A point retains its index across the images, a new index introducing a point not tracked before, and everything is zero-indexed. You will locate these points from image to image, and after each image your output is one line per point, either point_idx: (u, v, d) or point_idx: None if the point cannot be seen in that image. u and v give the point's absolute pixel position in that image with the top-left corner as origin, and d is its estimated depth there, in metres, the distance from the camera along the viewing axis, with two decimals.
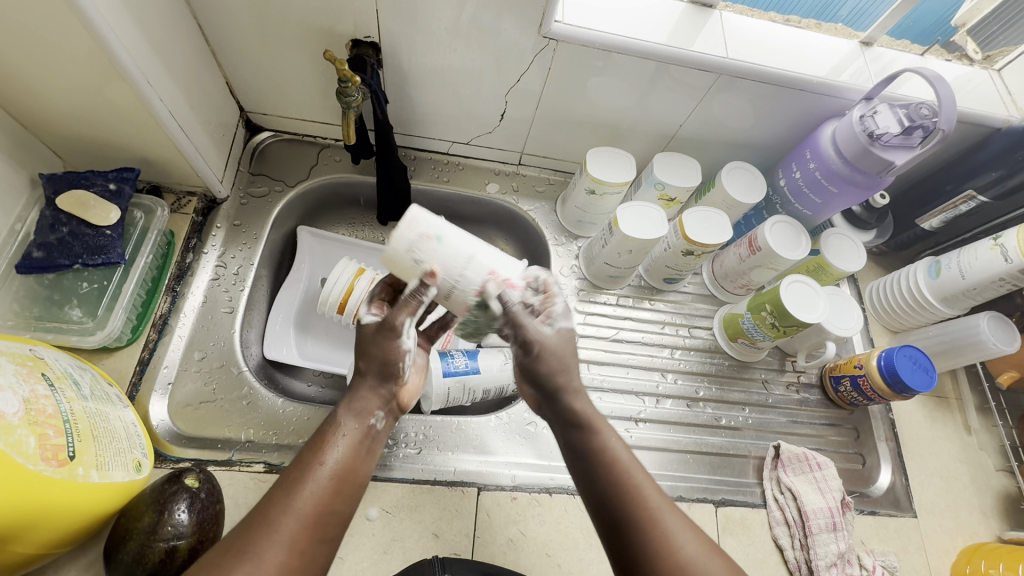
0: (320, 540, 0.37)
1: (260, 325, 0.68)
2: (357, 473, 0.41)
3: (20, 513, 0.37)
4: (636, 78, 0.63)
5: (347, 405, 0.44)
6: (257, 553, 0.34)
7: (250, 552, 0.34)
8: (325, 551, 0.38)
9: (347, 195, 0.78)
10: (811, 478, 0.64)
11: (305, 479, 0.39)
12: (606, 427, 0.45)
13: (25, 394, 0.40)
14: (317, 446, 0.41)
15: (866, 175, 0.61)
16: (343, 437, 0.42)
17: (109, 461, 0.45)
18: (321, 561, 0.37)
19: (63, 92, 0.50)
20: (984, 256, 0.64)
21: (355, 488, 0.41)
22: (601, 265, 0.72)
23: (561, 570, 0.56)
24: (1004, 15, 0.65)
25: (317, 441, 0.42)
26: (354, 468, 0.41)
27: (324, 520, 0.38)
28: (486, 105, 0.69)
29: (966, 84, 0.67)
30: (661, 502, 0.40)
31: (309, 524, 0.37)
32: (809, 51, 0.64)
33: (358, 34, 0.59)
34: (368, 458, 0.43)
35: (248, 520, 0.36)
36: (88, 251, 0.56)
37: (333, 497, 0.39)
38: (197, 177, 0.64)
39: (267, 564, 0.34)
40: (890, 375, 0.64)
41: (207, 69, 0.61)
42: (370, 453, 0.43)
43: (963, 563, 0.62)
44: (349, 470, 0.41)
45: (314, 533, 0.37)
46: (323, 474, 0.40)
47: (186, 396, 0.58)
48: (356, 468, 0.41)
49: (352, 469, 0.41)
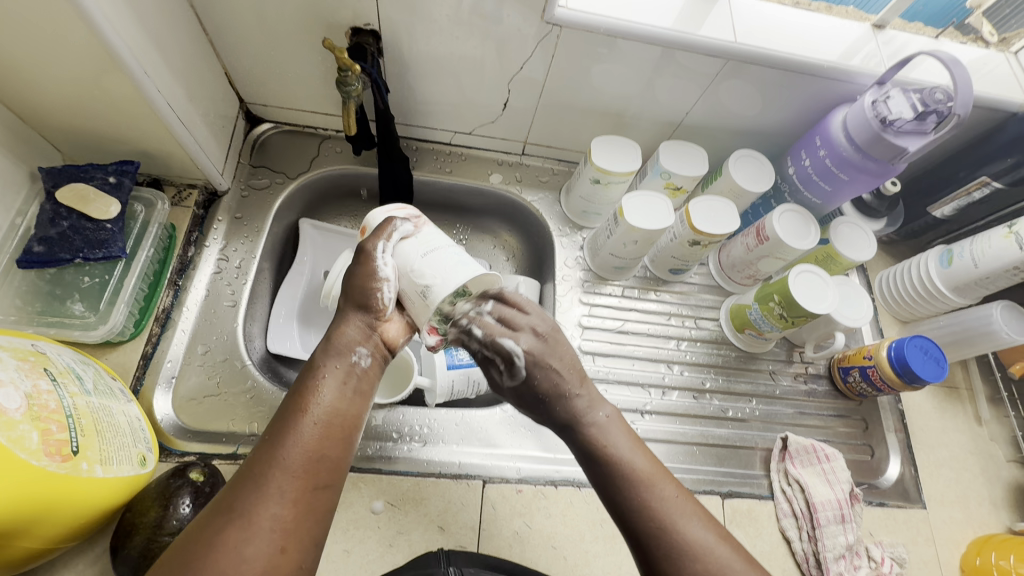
0: (315, 487, 0.37)
1: (263, 318, 0.68)
2: (345, 415, 0.40)
3: (24, 508, 0.37)
4: (642, 64, 0.61)
5: (327, 349, 0.43)
6: (247, 512, 0.34)
7: (239, 513, 0.34)
8: (324, 497, 0.37)
9: (349, 187, 0.77)
10: (819, 470, 0.63)
11: (289, 430, 0.38)
12: (624, 445, 0.45)
13: (28, 389, 0.40)
14: (299, 394, 0.40)
15: (878, 162, 0.59)
16: (324, 382, 0.41)
17: (114, 456, 0.45)
18: (323, 507, 0.37)
19: (60, 84, 0.50)
20: (998, 244, 0.63)
21: (346, 431, 0.40)
22: (606, 256, 0.71)
23: (567, 562, 0.56)
24: None
25: (298, 389, 0.40)
26: (341, 411, 0.40)
27: (315, 468, 0.37)
28: (488, 94, 0.67)
29: (981, 67, 0.65)
30: (688, 515, 0.41)
31: (300, 475, 0.36)
32: (819, 34, 0.62)
33: (358, 22, 0.58)
34: (357, 397, 0.42)
35: (236, 479, 0.36)
36: (89, 245, 0.55)
37: (322, 445, 0.38)
38: (197, 169, 0.63)
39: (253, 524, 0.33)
40: (900, 366, 0.63)
41: (205, 59, 0.60)
42: (359, 392, 0.42)
43: (973, 554, 0.62)
44: (336, 413, 0.40)
45: (307, 483, 0.36)
46: (307, 424, 0.38)
47: (190, 390, 0.58)
48: (343, 411, 0.40)
49: (338, 412, 0.40)
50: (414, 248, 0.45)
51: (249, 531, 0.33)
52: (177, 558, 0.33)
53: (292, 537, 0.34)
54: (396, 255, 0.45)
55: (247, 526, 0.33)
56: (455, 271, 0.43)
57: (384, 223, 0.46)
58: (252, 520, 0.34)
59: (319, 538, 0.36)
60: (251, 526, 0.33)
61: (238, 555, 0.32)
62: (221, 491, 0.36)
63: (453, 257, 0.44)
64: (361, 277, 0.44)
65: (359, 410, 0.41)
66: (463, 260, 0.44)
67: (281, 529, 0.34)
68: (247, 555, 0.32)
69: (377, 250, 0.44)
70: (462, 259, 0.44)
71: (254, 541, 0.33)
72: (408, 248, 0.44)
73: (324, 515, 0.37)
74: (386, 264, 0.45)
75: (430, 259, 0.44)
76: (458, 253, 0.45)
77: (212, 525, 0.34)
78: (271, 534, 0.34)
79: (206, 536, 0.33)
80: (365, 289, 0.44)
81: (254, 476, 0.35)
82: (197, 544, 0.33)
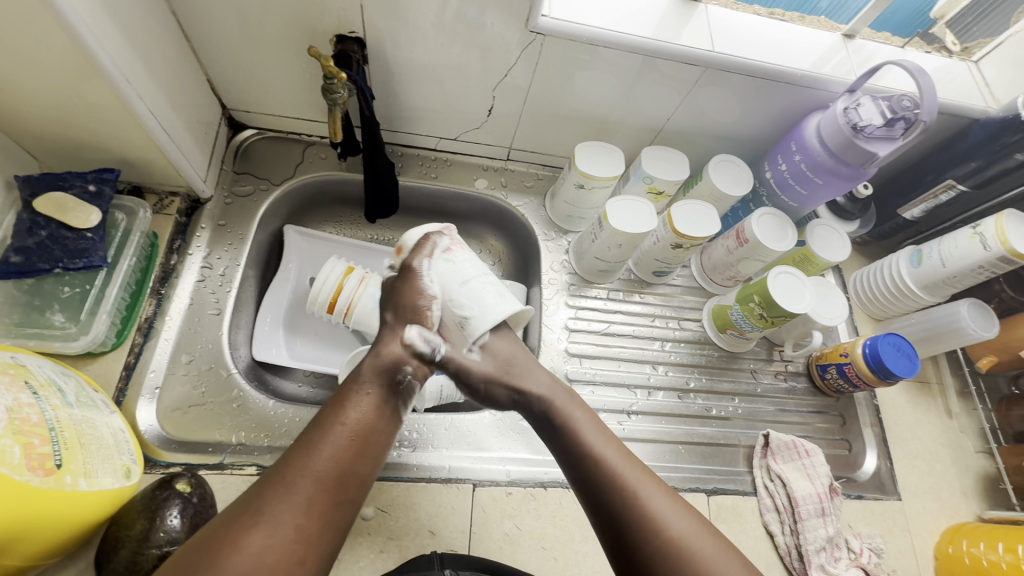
0: (339, 502, 0.39)
1: (248, 326, 0.67)
2: (379, 434, 0.43)
3: (9, 525, 0.37)
4: (623, 71, 0.63)
5: (374, 361, 0.46)
6: (272, 516, 0.36)
7: (264, 517, 0.36)
8: (345, 512, 0.39)
9: (334, 193, 0.77)
10: (800, 465, 0.65)
11: (324, 440, 0.41)
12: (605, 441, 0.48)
13: (9, 402, 0.39)
14: (340, 404, 0.43)
15: (850, 167, 0.61)
16: (364, 398, 0.44)
17: (98, 469, 0.44)
18: (342, 522, 0.39)
19: (37, 91, 0.49)
20: (964, 244, 0.66)
21: (376, 448, 0.43)
22: (591, 259, 0.72)
23: (558, 563, 0.56)
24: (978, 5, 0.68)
25: (339, 398, 0.44)
26: (376, 428, 0.43)
27: (342, 483, 0.40)
28: (473, 100, 0.68)
29: (945, 75, 0.68)
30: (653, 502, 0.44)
31: (326, 487, 0.39)
32: (792, 43, 0.64)
33: (342, 30, 0.58)
34: (393, 416, 0.45)
35: (268, 479, 0.38)
36: (69, 255, 0.54)
37: (352, 458, 0.41)
38: (179, 177, 0.63)
39: (277, 531, 0.36)
40: (875, 362, 0.65)
41: (187, 66, 0.60)
42: (395, 413, 0.45)
43: (946, 542, 0.65)
44: (371, 429, 0.43)
45: (332, 497, 0.39)
46: (342, 436, 0.41)
47: (175, 400, 0.57)
48: (379, 427, 0.43)
49: (373, 430, 0.43)
50: (455, 279, 0.49)
51: (273, 537, 0.35)
52: (198, 552, 0.35)
53: (311, 549, 0.37)
54: (437, 273, 0.50)
55: (271, 531, 0.36)
56: (493, 304, 0.49)
57: (422, 239, 0.51)
58: (275, 526, 0.36)
59: (333, 554, 0.38)
60: (276, 531, 0.36)
61: (258, 560, 0.34)
62: (252, 490, 0.38)
63: (488, 288, 0.50)
64: (411, 294, 0.49)
65: (392, 431, 0.44)
66: (498, 293, 0.50)
67: (301, 539, 0.36)
68: (267, 561, 0.35)
69: (426, 268, 0.49)
70: (496, 291, 0.51)
71: (277, 547, 0.35)
72: (448, 275, 0.49)
73: (341, 530, 0.39)
74: (430, 283, 0.49)
75: (469, 287, 0.49)
76: (492, 284, 0.51)
77: (237, 524, 0.36)
78: (292, 543, 0.36)
79: (230, 537, 0.35)
80: (412, 310, 0.48)
81: (285, 483, 0.38)
82: (219, 544, 0.35)
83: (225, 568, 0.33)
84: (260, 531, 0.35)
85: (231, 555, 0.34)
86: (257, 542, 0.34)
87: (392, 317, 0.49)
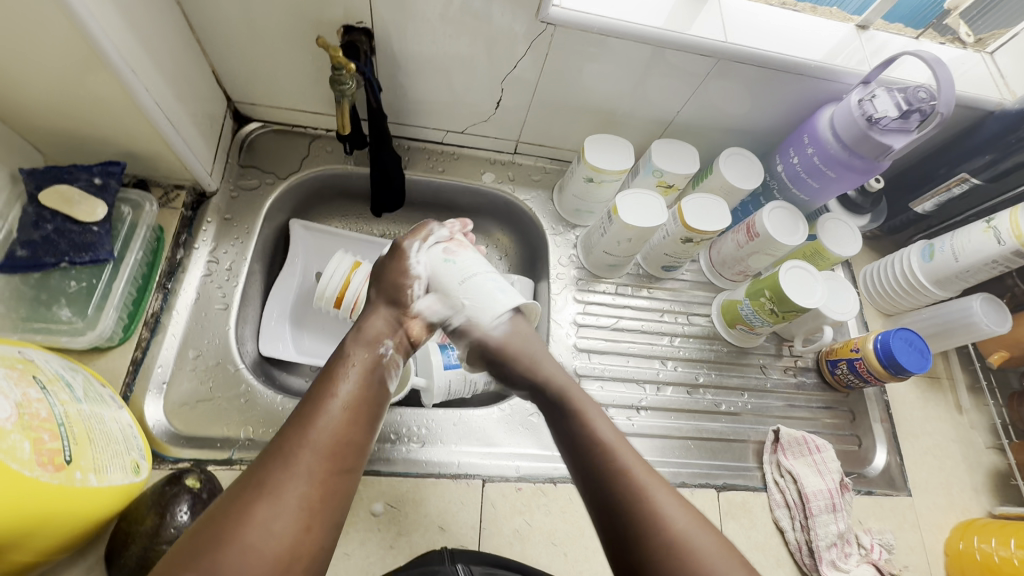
0: (340, 471, 0.39)
1: (254, 320, 0.67)
2: (371, 401, 0.43)
3: (18, 522, 0.36)
4: (633, 63, 0.62)
5: (357, 335, 0.47)
6: (275, 489, 0.36)
7: (268, 490, 0.36)
8: (346, 481, 0.39)
9: (340, 187, 0.77)
10: (810, 460, 0.65)
11: (317, 412, 0.40)
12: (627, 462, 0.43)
13: (18, 397, 0.38)
14: (329, 377, 0.43)
15: (865, 160, 0.61)
16: (353, 367, 0.44)
17: (107, 465, 0.44)
18: (345, 490, 0.39)
19: (43, 83, 0.48)
20: (978, 238, 0.65)
21: (371, 417, 0.43)
22: (600, 254, 0.71)
23: (567, 558, 0.56)
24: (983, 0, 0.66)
25: (328, 371, 0.44)
26: (367, 397, 0.43)
27: (341, 452, 0.39)
28: (480, 93, 0.67)
29: (959, 68, 0.67)
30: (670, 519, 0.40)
31: (326, 457, 0.38)
32: (805, 34, 0.63)
33: (350, 20, 0.58)
34: (381, 384, 0.45)
35: (265, 456, 0.38)
36: (75, 248, 0.54)
37: (349, 427, 0.41)
38: (185, 170, 0.62)
39: (281, 501, 0.35)
40: (886, 358, 0.65)
41: (192, 57, 0.59)
42: (381, 381, 0.45)
43: (957, 539, 0.64)
44: (362, 399, 0.43)
45: (333, 465, 0.39)
46: (336, 407, 0.41)
47: (182, 395, 0.57)
48: (369, 397, 0.43)
49: (365, 397, 0.43)
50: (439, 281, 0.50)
51: (278, 507, 0.35)
52: (204, 534, 0.34)
53: (317, 516, 0.36)
54: (435, 271, 0.51)
55: (275, 503, 0.35)
56: (491, 298, 0.49)
57: (421, 227, 0.54)
58: (278, 497, 0.36)
59: (340, 521, 0.38)
60: (280, 502, 0.35)
61: (266, 530, 0.34)
62: (250, 469, 0.38)
63: (489, 285, 0.50)
64: (397, 273, 0.51)
65: (382, 398, 0.44)
66: (499, 289, 0.50)
67: (307, 508, 0.36)
68: (275, 530, 0.34)
69: (413, 251, 0.52)
70: (496, 285, 0.50)
71: (283, 518, 0.35)
72: (447, 277, 0.50)
73: (346, 497, 0.39)
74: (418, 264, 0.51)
75: (470, 286, 0.49)
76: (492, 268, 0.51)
77: (240, 500, 0.35)
78: (297, 512, 0.36)
79: (234, 512, 0.35)
80: (399, 285, 0.50)
81: (284, 456, 0.38)
82: (223, 520, 0.34)
83: (235, 544, 0.33)
84: (266, 503, 0.35)
85: (239, 530, 0.34)
86: (263, 514, 0.34)
87: (376, 295, 0.51)
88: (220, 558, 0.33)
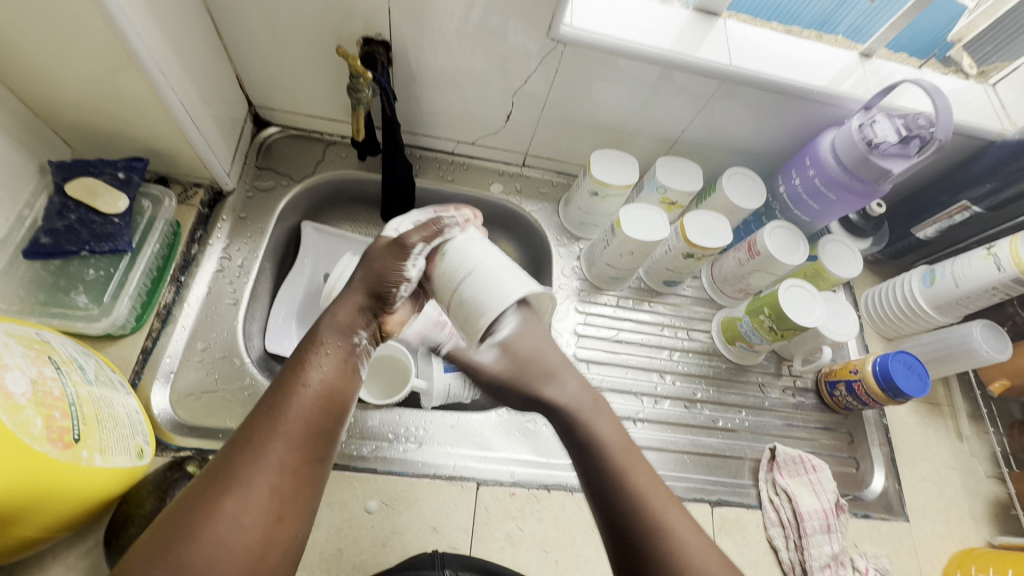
0: (311, 461, 0.39)
1: (262, 317, 0.68)
2: (342, 390, 0.43)
3: (23, 495, 0.37)
4: (641, 83, 0.64)
5: (333, 324, 0.47)
6: (245, 481, 0.36)
7: (238, 482, 0.36)
8: (318, 470, 0.40)
9: (351, 192, 0.79)
10: (806, 480, 0.65)
11: (289, 402, 0.40)
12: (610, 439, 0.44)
13: (33, 374, 0.40)
14: (298, 365, 0.43)
15: (864, 183, 0.62)
16: (325, 357, 0.44)
17: (112, 446, 0.45)
18: (316, 479, 0.40)
19: (76, 81, 0.51)
20: (978, 265, 0.66)
21: (341, 406, 0.43)
22: (602, 266, 0.73)
23: (558, 566, 0.56)
24: (996, 34, 0.68)
25: (297, 360, 0.44)
26: (338, 385, 0.43)
27: (312, 442, 0.40)
28: (492, 107, 0.70)
29: (962, 99, 0.69)
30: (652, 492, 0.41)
31: (299, 447, 0.39)
32: (810, 60, 0.65)
33: (369, 33, 0.60)
34: (354, 373, 0.45)
35: (234, 445, 0.38)
36: (96, 238, 0.56)
37: (320, 417, 0.41)
38: (204, 169, 0.64)
39: (250, 493, 0.36)
40: (884, 380, 0.65)
41: (218, 62, 0.62)
42: (353, 369, 0.45)
43: (954, 567, 0.63)
44: (334, 388, 0.43)
45: (306, 455, 0.39)
46: (307, 396, 0.41)
47: (188, 385, 0.58)
48: (340, 386, 0.44)
49: (337, 387, 0.43)
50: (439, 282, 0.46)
51: (247, 500, 0.35)
52: (170, 529, 0.34)
53: (288, 507, 0.37)
54: (440, 267, 0.46)
55: (244, 496, 0.35)
56: (494, 294, 0.42)
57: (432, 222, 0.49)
58: (248, 489, 0.36)
59: (312, 510, 0.39)
60: (249, 495, 0.36)
61: (236, 522, 0.35)
62: (217, 459, 0.37)
63: (495, 276, 0.42)
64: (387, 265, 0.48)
65: (353, 385, 0.45)
66: (506, 280, 0.42)
67: (279, 500, 0.37)
68: (245, 523, 0.35)
69: (414, 250, 0.48)
70: (504, 278, 0.42)
71: (252, 510, 0.35)
72: (450, 273, 0.45)
73: (317, 486, 0.40)
74: (416, 264, 0.48)
75: (474, 278, 0.43)
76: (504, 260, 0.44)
77: (207, 493, 0.35)
78: (268, 503, 0.36)
79: (202, 505, 0.35)
80: (383, 277, 0.49)
81: (253, 447, 0.38)
82: (189, 513, 0.34)
83: (204, 537, 0.33)
84: (235, 495, 0.35)
85: (208, 522, 0.34)
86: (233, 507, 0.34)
87: (358, 280, 0.50)
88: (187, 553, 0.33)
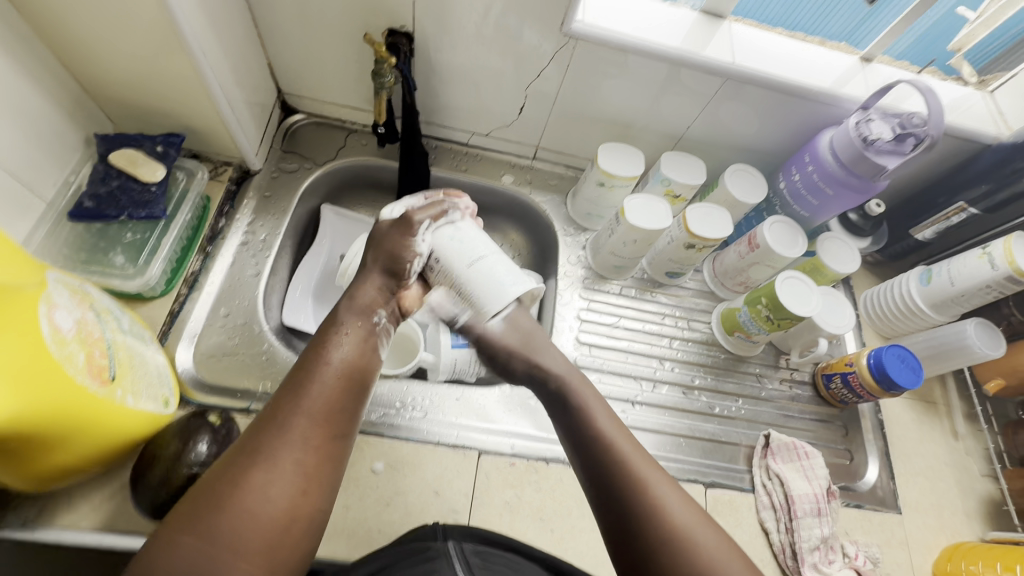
0: (332, 437, 0.42)
1: (281, 291, 0.72)
2: (362, 370, 0.46)
3: (64, 421, 0.41)
4: (648, 80, 0.67)
5: (351, 305, 0.50)
6: (272, 454, 0.39)
7: (264, 456, 0.39)
8: (339, 446, 0.42)
9: (369, 178, 0.83)
10: (799, 466, 0.66)
11: (311, 382, 0.43)
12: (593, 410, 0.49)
13: (79, 315, 0.44)
14: (321, 346, 0.46)
15: (861, 179, 0.64)
16: (345, 337, 0.47)
17: (142, 390, 0.49)
18: (338, 454, 0.42)
19: (126, 60, 0.55)
20: (972, 264, 0.68)
21: (360, 386, 0.46)
22: (607, 254, 0.75)
23: (554, 534, 0.58)
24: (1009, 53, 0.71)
25: (320, 341, 0.46)
26: (358, 365, 0.46)
27: (332, 419, 0.43)
28: (506, 101, 0.73)
29: (960, 105, 0.71)
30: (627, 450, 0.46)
31: (321, 425, 0.42)
32: (811, 62, 0.68)
33: (394, 25, 0.64)
34: (373, 353, 0.48)
35: (260, 422, 0.41)
36: (134, 205, 0.61)
37: (341, 396, 0.44)
38: (234, 147, 0.69)
39: (276, 467, 0.39)
40: (879, 372, 0.66)
41: (253, 49, 0.66)
42: (372, 349, 0.48)
43: (944, 560, 0.64)
44: (354, 369, 0.46)
45: (327, 432, 0.42)
46: (328, 377, 0.44)
47: (211, 347, 0.62)
48: (360, 365, 0.46)
49: (357, 366, 0.46)
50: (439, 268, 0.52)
51: (272, 473, 0.38)
52: (203, 498, 0.37)
53: (311, 481, 0.40)
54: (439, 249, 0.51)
55: (271, 469, 0.39)
56: (494, 287, 0.49)
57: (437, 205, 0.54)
58: (274, 463, 0.39)
59: (334, 484, 0.42)
60: (275, 468, 0.39)
61: (263, 493, 0.38)
62: (245, 433, 0.40)
63: (496, 269, 0.50)
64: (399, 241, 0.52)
65: (371, 364, 0.47)
66: (505, 275, 0.49)
67: (303, 473, 0.40)
68: (271, 494, 0.38)
69: (422, 226, 0.52)
70: (500, 275, 0.49)
71: (279, 483, 0.38)
72: (454, 258, 0.50)
73: (339, 462, 0.42)
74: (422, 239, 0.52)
75: (475, 269, 0.49)
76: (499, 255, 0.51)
77: (236, 467, 0.38)
78: (292, 476, 0.39)
79: (233, 477, 0.38)
80: (398, 255, 0.52)
81: (279, 423, 0.41)
82: (222, 483, 0.38)
83: (234, 507, 0.37)
84: (262, 468, 0.38)
85: (237, 494, 0.37)
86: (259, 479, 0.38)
87: (372, 261, 0.53)
88: (219, 521, 0.36)
